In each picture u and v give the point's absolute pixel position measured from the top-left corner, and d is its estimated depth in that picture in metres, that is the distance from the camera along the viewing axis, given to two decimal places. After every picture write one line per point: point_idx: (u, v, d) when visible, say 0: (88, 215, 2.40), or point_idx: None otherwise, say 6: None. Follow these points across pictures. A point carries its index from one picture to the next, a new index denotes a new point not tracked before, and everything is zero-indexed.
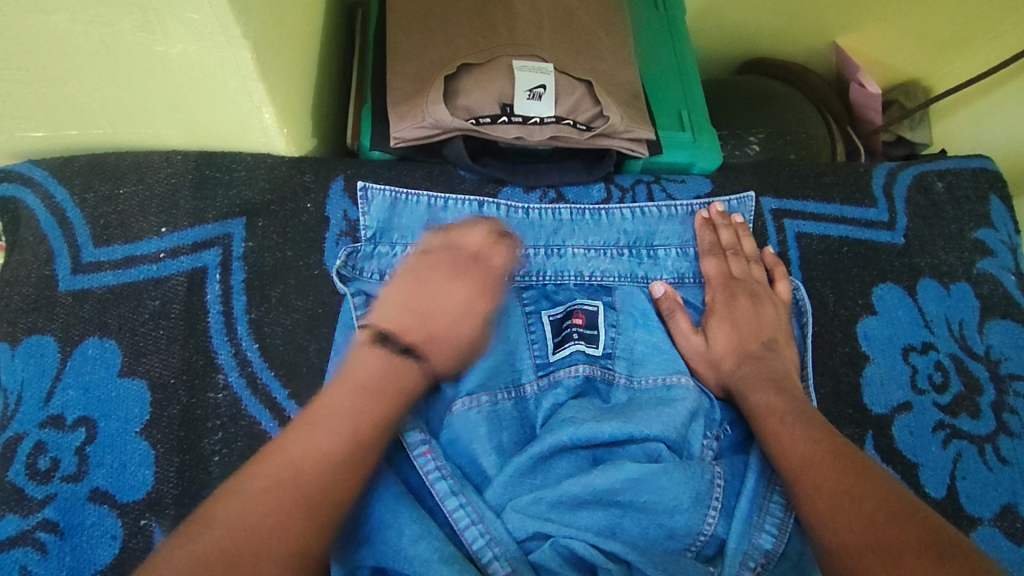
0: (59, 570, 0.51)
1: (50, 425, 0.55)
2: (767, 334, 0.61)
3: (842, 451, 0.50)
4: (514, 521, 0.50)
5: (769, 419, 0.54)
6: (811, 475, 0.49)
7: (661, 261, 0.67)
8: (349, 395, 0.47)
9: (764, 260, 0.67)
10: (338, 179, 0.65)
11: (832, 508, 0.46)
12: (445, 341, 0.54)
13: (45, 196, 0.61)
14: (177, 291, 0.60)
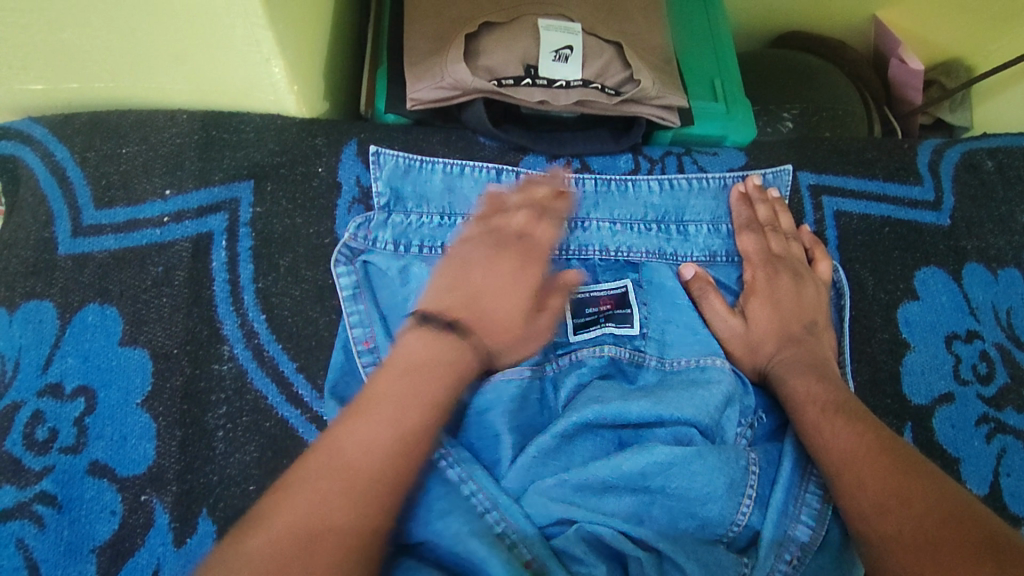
0: (56, 545, 0.49)
1: (48, 394, 0.52)
2: (805, 317, 0.58)
3: (887, 447, 0.47)
4: (536, 504, 0.48)
5: (806, 407, 0.52)
6: (854, 471, 0.46)
7: (692, 237, 0.62)
8: (384, 394, 0.44)
9: (806, 239, 0.63)
10: (351, 143, 0.61)
11: (882, 513, 0.44)
12: (502, 319, 0.51)
13: (45, 155, 0.58)
14: (181, 258, 0.56)
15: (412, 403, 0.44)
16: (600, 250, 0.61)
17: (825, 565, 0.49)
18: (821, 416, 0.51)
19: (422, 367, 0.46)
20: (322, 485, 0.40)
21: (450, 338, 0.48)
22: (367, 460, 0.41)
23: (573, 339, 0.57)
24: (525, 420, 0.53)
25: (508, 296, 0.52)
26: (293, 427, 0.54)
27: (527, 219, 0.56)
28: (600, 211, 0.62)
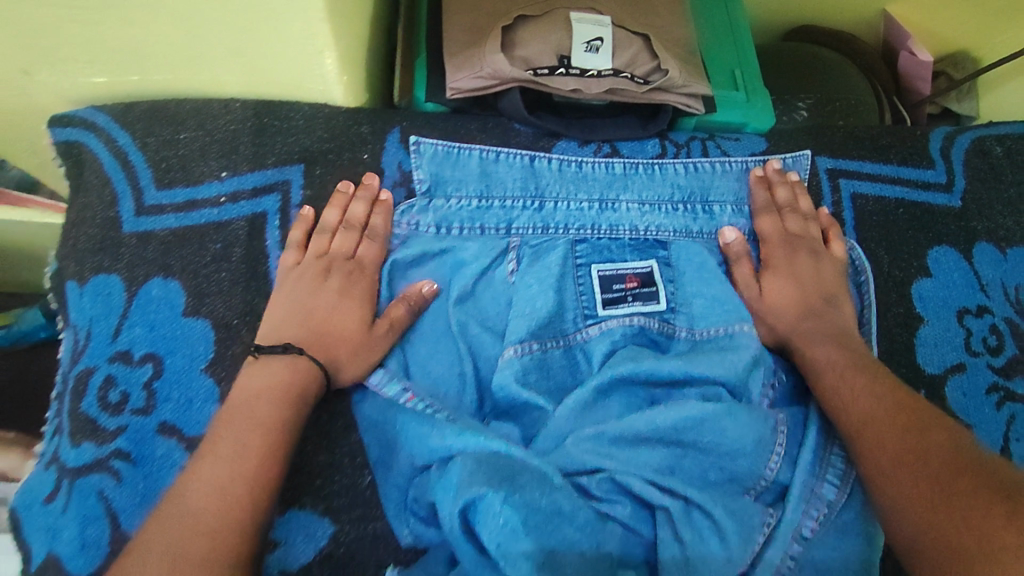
0: (132, 497, 0.53)
1: (118, 361, 0.56)
2: (825, 286, 0.61)
3: (906, 414, 0.50)
4: (571, 455, 0.51)
5: (829, 375, 0.55)
6: (870, 431, 0.50)
7: (716, 217, 0.66)
8: (223, 436, 0.48)
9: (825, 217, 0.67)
10: (394, 131, 0.64)
11: (904, 472, 0.46)
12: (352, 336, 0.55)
13: (107, 140, 0.61)
14: (238, 236, 0.59)
15: (253, 435, 0.48)
16: (630, 229, 0.64)
17: (852, 519, 0.53)
18: (843, 387, 0.54)
19: (261, 394, 0.50)
20: (174, 534, 0.43)
21: (284, 362, 0.52)
22: (219, 501, 0.44)
23: (601, 313, 0.61)
24: (557, 387, 0.57)
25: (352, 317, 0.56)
26: (346, 393, 0.57)
27: (350, 241, 0.59)
28: (630, 193, 0.66)
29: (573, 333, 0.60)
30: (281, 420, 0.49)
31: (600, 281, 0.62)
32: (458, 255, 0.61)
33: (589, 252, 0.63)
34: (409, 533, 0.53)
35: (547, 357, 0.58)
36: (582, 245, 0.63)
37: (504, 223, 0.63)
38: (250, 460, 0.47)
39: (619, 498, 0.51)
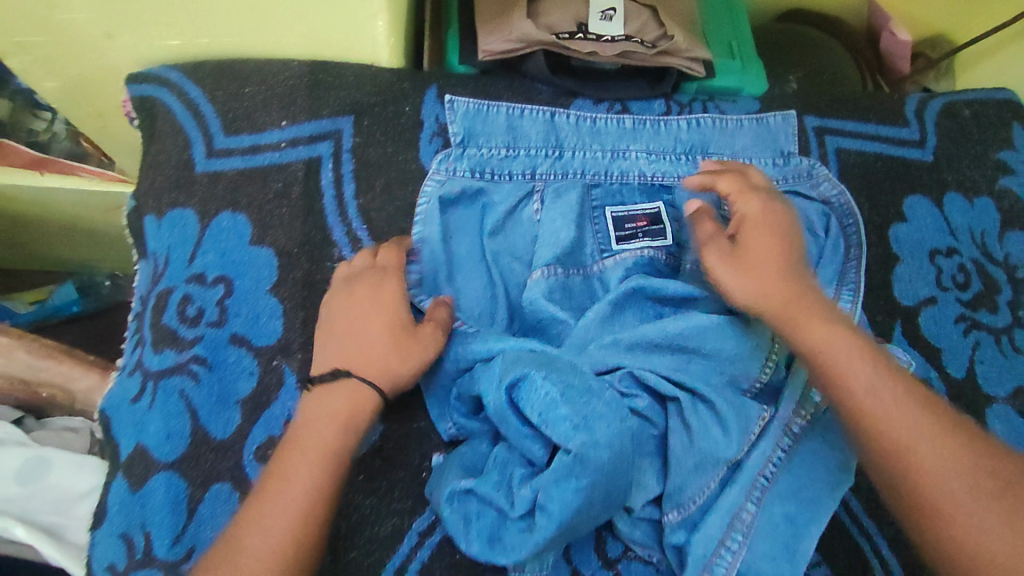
0: (209, 396, 0.61)
1: (193, 282, 0.64)
2: (790, 255, 0.57)
3: (915, 394, 0.50)
4: (595, 356, 0.60)
5: (839, 356, 0.52)
6: (845, 370, 0.51)
7: None
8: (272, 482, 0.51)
9: (812, 167, 0.76)
10: (432, 88, 0.72)
11: (934, 464, 0.48)
12: (392, 363, 0.56)
13: (180, 94, 0.69)
14: (296, 176, 0.67)
15: (298, 486, 0.51)
16: (639, 175, 0.73)
17: None
18: (857, 365, 0.51)
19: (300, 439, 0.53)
20: None
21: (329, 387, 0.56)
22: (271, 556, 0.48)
23: (615, 248, 0.69)
24: (579, 306, 0.66)
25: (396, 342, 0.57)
26: None
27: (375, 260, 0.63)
28: (639, 144, 0.74)
29: (591, 264, 0.68)
30: (325, 466, 0.52)
31: (613, 220, 0.70)
32: (488, 196, 0.69)
33: (604, 195, 0.71)
34: (451, 425, 0.62)
35: (568, 282, 0.66)
36: (598, 189, 0.72)
37: (529, 169, 0.71)
38: (290, 520, 0.50)
39: (637, 392, 0.59)
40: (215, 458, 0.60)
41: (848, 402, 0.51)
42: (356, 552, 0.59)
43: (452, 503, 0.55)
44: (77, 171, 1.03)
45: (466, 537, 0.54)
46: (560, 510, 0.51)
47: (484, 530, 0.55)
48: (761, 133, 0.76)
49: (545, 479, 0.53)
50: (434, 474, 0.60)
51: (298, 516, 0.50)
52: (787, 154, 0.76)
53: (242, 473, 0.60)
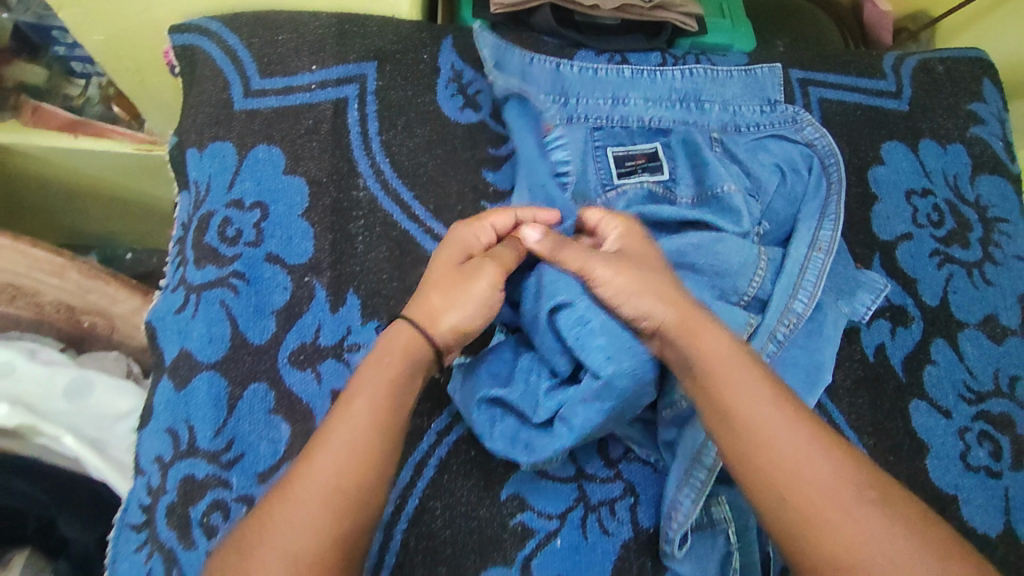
0: (247, 306, 0.67)
1: (232, 207, 0.70)
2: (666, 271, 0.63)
3: (801, 414, 0.53)
4: None
5: (716, 363, 0.56)
6: (721, 379, 0.55)
7: (706, 111, 0.81)
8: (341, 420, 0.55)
9: (797, 114, 0.81)
10: (448, 39, 0.79)
11: (811, 482, 0.49)
12: (436, 303, 0.62)
13: (219, 41, 0.75)
14: (325, 114, 0.74)
15: (358, 417, 0.55)
16: (638, 119, 0.79)
17: (808, 324, 0.72)
18: (726, 372, 0.55)
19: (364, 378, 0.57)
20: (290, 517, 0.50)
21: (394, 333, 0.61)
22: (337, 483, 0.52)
23: (617, 182, 0.75)
24: None
25: (444, 285, 0.63)
26: (413, 236, 0.72)
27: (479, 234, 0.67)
28: (637, 92, 0.80)
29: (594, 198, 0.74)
30: (380, 395, 0.56)
31: (614, 159, 0.76)
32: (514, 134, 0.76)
33: (605, 137, 0.77)
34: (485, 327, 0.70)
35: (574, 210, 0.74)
36: (601, 132, 0.77)
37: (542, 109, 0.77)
38: (350, 451, 0.53)
39: None
40: (253, 360, 0.66)
41: (722, 404, 0.54)
42: None
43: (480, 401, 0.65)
44: (111, 133, 1.09)
45: (492, 437, 0.65)
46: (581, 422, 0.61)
47: (508, 429, 0.65)
48: (750, 83, 0.83)
49: (567, 394, 0.63)
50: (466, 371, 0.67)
51: (357, 444, 0.53)
52: (774, 102, 0.82)
53: (278, 374, 0.66)
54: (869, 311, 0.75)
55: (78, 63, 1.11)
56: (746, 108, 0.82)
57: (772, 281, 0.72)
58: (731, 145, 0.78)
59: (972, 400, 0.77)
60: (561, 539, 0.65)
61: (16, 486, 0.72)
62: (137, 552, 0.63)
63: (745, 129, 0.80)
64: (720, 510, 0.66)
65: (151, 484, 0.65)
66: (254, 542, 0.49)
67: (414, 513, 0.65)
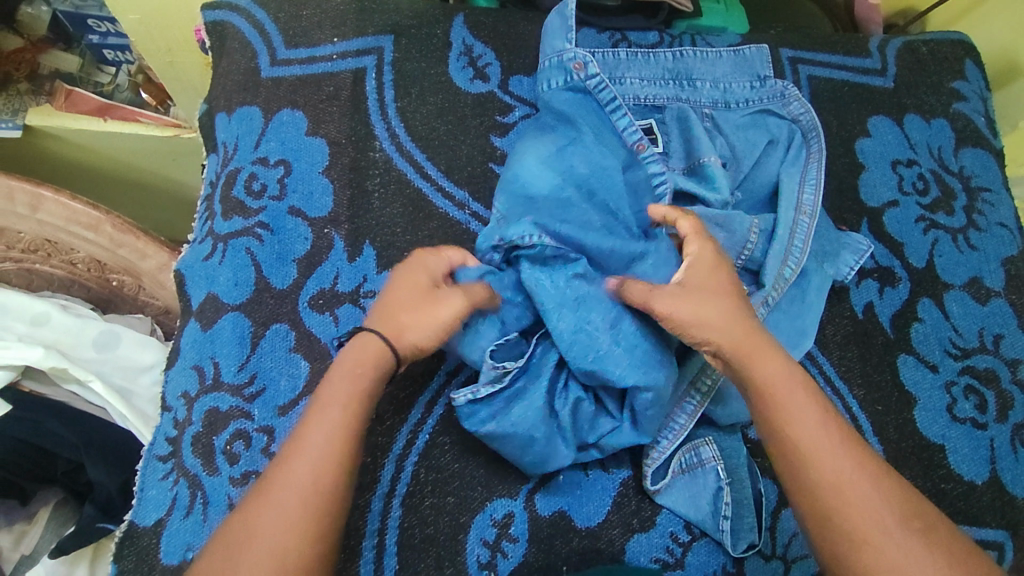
0: (270, 253, 0.72)
1: (258, 163, 0.76)
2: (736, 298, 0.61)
3: (851, 437, 0.56)
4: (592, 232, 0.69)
5: (776, 375, 0.58)
6: (787, 401, 0.57)
7: (699, 90, 0.84)
8: (321, 419, 0.55)
9: (783, 93, 0.84)
10: (459, 16, 0.85)
11: (863, 504, 0.53)
12: (400, 319, 0.60)
13: (248, 17, 0.82)
14: (346, 82, 0.79)
15: (331, 427, 0.54)
16: (634, 97, 0.82)
17: (796, 289, 0.76)
18: (793, 404, 0.57)
19: (351, 373, 0.57)
20: (278, 512, 0.51)
21: (366, 340, 0.59)
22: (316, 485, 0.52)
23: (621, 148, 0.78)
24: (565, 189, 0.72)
25: (410, 300, 0.61)
26: (426, 194, 0.77)
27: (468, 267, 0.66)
28: (633, 71, 0.83)
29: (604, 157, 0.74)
30: (348, 398, 0.56)
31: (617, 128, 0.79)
32: (569, 102, 0.77)
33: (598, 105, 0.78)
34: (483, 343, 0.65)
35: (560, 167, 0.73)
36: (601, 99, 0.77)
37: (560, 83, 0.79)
38: (329, 447, 0.54)
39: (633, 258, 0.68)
40: (275, 303, 0.70)
41: (784, 423, 0.56)
42: (394, 386, 0.68)
43: (552, 459, 0.65)
44: (138, 116, 1.14)
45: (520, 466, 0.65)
46: (611, 449, 0.67)
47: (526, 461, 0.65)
48: (738, 62, 0.86)
49: (607, 427, 0.67)
50: (484, 404, 0.65)
51: (333, 444, 0.54)
52: (763, 78, 0.86)
53: (299, 316, 0.70)
54: (851, 271, 0.80)
55: (111, 51, 1.16)
56: (736, 84, 0.85)
57: (765, 248, 0.76)
58: (722, 121, 0.82)
59: (958, 355, 0.80)
60: (562, 476, 0.68)
61: (49, 425, 0.75)
62: (163, 481, 0.65)
63: (736, 106, 0.84)
64: (707, 450, 0.69)
65: (177, 418, 0.68)
66: (242, 541, 0.50)
67: (424, 448, 0.67)
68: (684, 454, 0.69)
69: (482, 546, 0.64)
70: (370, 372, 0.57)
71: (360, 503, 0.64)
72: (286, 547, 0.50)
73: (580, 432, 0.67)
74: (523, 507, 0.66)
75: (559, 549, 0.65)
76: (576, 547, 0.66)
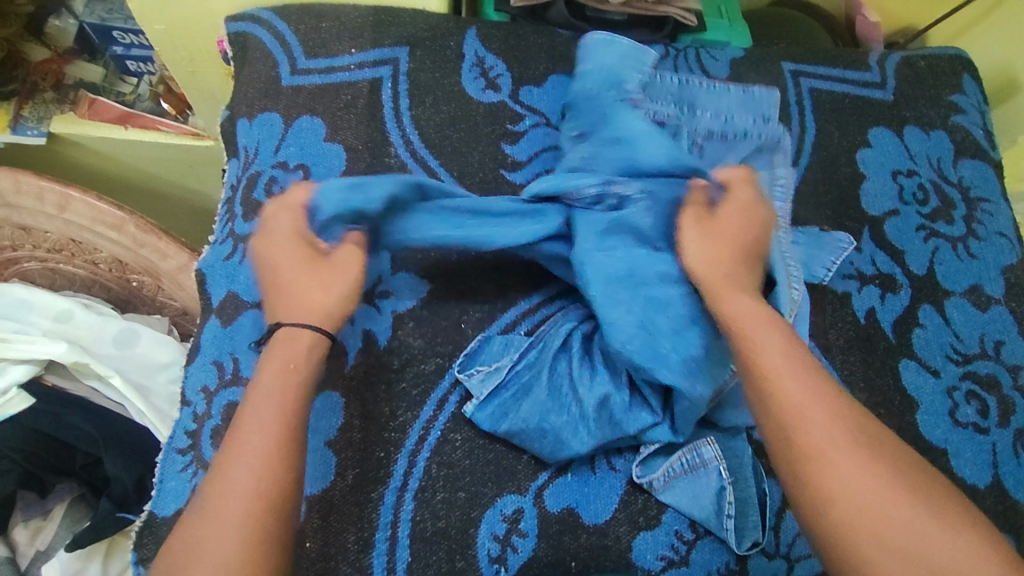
0: None
1: (278, 167, 0.79)
2: (751, 241, 0.67)
3: (826, 388, 0.56)
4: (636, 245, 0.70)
5: (751, 328, 0.60)
6: (764, 352, 0.58)
7: (696, 117, 0.81)
8: (255, 416, 0.55)
9: (778, 140, 0.81)
10: (472, 28, 0.88)
11: (835, 454, 0.52)
12: (290, 296, 0.62)
13: (270, 28, 0.85)
14: (363, 91, 0.83)
15: (267, 423, 0.55)
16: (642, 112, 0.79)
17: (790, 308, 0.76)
18: (773, 354, 0.58)
19: (290, 368, 0.58)
20: (225, 510, 0.51)
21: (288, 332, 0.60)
22: (259, 484, 0.52)
23: None
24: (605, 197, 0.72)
25: (291, 280, 0.63)
26: None
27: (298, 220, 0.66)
28: (642, 89, 0.80)
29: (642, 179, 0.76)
30: (283, 397, 0.56)
31: None
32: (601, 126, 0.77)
33: None
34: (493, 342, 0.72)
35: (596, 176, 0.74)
36: None
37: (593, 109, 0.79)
38: (272, 446, 0.54)
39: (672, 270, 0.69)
40: None
41: (761, 376, 0.57)
42: (406, 384, 0.70)
43: (570, 446, 0.67)
44: (157, 125, 1.17)
45: (539, 447, 0.67)
46: (652, 444, 0.70)
47: (544, 450, 0.67)
48: (747, 98, 0.83)
49: (647, 420, 0.69)
50: (498, 395, 0.68)
51: (270, 445, 0.54)
52: (768, 117, 0.82)
53: None
54: (829, 272, 0.82)
55: (133, 62, 1.19)
56: (739, 117, 0.82)
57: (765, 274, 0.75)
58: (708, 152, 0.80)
59: (959, 361, 0.82)
60: (570, 472, 0.69)
61: (69, 419, 0.78)
62: (182, 473, 0.67)
63: (733, 137, 0.82)
64: (709, 450, 0.69)
65: (196, 412, 0.69)
66: (194, 539, 0.51)
67: (436, 444, 0.68)
68: (686, 453, 0.69)
69: (492, 540, 0.65)
70: (305, 370, 0.58)
71: (374, 496, 0.65)
72: (228, 545, 0.50)
73: (613, 423, 0.68)
74: (532, 504, 0.67)
75: (567, 545, 0.67)
76: (584, 543, 0.67)
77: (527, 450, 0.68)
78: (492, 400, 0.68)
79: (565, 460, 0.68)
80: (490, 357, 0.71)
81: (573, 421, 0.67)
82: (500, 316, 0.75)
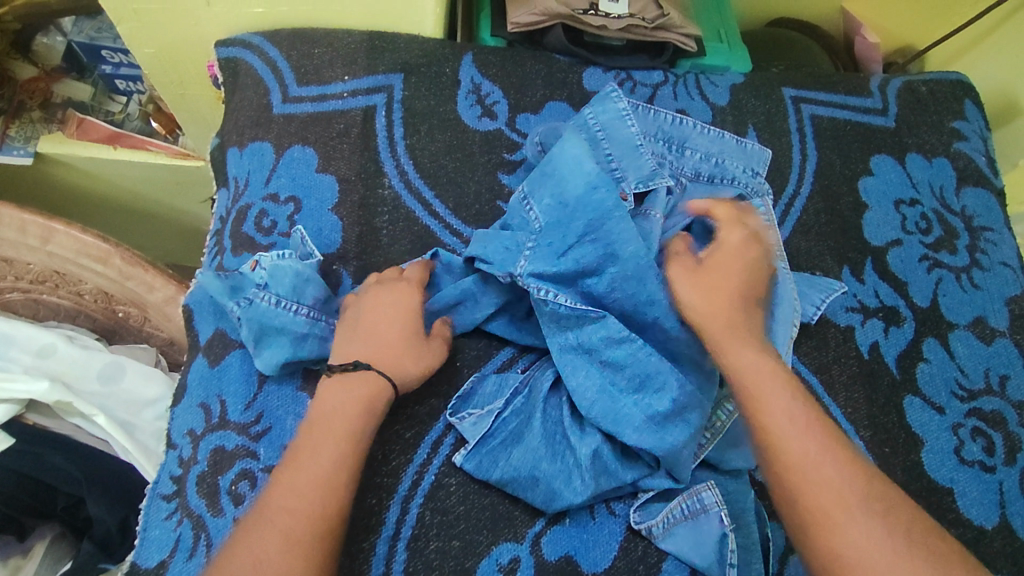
0: None
1: (268, 199, 0.77)
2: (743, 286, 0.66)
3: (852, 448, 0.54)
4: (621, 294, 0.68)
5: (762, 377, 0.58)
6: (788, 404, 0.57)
7: (685, 157, 0.82)
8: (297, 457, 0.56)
9: (763, 193, 0.82)
10: (468, 55, 0.86)
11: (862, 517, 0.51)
12: (364, 350, 0.64)
13: (261, 54, 0.83)
14: (356, 120, 0.81)
15: (320, 463, 0.56)
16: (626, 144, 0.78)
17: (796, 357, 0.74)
18: (798, 407, 0.56)
19: (343, 409, 0.59)
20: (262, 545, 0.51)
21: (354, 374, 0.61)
22: (308, 523, 0.52)
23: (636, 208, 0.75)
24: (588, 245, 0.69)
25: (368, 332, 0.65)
26: (433, 231, 0.78)
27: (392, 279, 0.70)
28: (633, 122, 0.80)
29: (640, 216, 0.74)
30: (337, 439, 0.57)
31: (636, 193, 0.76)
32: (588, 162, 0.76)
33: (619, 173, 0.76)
34: (487, 387, 0.70)
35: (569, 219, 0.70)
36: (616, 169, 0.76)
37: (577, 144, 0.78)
38: (323, 487, 0.55)
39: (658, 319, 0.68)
40: None
41: (782, 429, 0.55)
42: (400, 426, 0.68)
43: (563, 494, 0.65)
44: (147, 145, 1.15)
45: (533, 493, 0.65)
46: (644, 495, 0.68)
47: (537, 499, 0.65)
48: (740, 150, 0.84)
49: (640, 470, 0.67)
50: (489, 441, 0.66)
51: (317, 481, 0.55)
52: (757, 172, 0.83)
53: None
54: (817, 310, 0.79)
55: (122, 81, 1.15)
56: (729, 162, 0.83)
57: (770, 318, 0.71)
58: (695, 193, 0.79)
59: (964, 397, 0.80)
60: (567, 518, 0.67)
61: (51, 459, 0.76)
62: (167, 520, 0.65)
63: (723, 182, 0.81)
64: (710, 495, 0.66)
65: (182, 456, 0.67)
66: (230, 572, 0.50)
67: (429, 490, 0.66)
68: (686, 499, 0.67)
69: None
70: (365, 413, 0.59)
71: (365, 545, 0.63)
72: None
73: (608, 473, 0.66)
74: (530, 552, 0.65)
75: None
76: None
77: (521, 498, 0.66)
78: (481, 447, 0.66)
79: (559, 510, 0.66)
80: (483, 399, 0.69)
81: (566, 469, 0.66)
82: (497, 353, 0.74)
